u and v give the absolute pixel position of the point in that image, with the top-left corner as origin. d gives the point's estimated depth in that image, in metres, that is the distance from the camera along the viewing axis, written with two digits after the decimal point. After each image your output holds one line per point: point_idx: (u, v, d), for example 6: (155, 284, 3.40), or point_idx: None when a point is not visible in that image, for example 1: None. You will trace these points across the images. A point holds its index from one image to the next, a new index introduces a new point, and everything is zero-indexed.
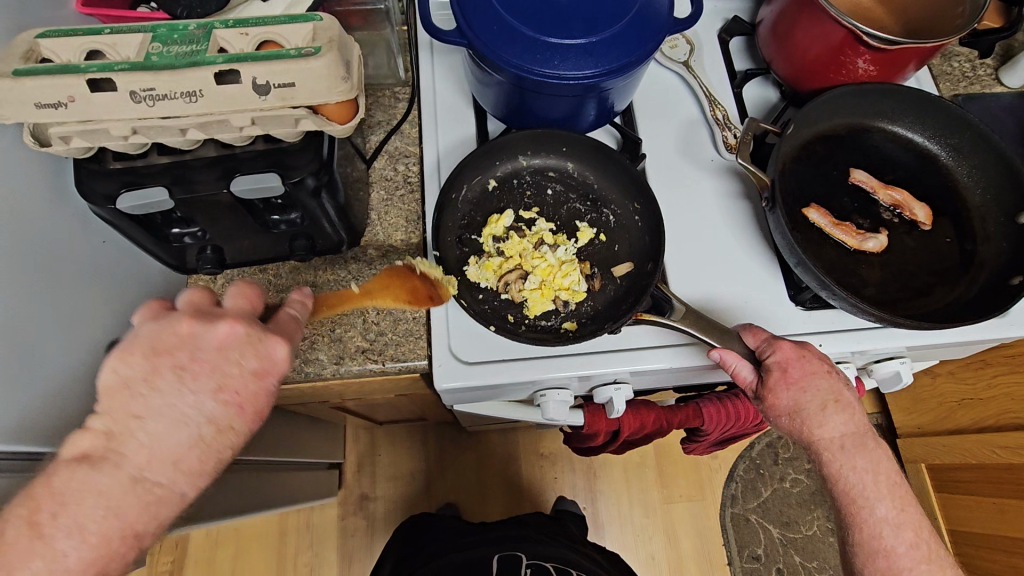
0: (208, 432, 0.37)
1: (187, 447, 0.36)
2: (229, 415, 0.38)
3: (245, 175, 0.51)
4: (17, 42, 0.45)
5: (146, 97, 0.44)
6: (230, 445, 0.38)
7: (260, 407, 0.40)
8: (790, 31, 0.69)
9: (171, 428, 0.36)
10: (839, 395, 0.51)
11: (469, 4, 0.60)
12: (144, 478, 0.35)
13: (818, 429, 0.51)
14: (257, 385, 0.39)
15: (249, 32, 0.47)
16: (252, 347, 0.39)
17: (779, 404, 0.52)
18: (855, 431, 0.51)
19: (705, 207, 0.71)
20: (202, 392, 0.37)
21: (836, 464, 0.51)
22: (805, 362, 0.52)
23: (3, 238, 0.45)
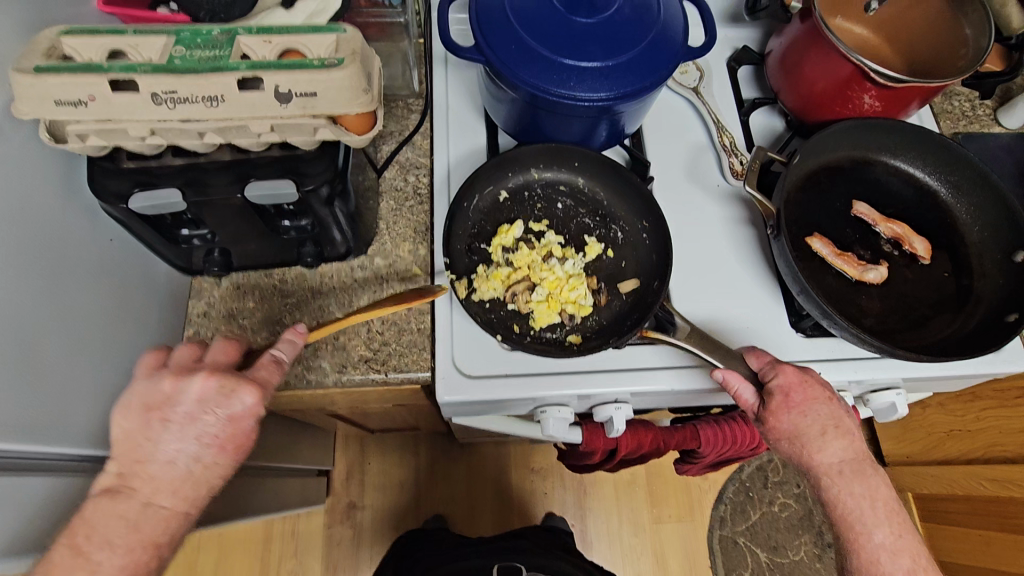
0: (198, 469, 0.45)
1: (181, 480, 0.44)
2: (212, 453, 0.45)
3: (259, 180, 0.52)
4: (41, 39, 0.45)
5: (168, 100, 0.44)
6: (216, 474, 0.46)
7: (241, 443, 0.47)
8: (798, 63, 0.71)
9: (165, 470, 0.44)
10: (840, 421, 0.52)
11: (488, 22, 0.61)
12: (153, 503, 0.43)
13: (817, 454, 0.51)
14: (232, 428, 0.46)
15: (272, 40, 0.48)
16: (223, 395, 0.45)
17: (778, 427, 0.52)
18: (854, 458, 0.51)
19: (709, 231, 0.72)
20: (186, 438, 0.44)
21: (835, 489, 0.51)
22: (807, 388, 0.52)
23: (12, 234, 0.44)
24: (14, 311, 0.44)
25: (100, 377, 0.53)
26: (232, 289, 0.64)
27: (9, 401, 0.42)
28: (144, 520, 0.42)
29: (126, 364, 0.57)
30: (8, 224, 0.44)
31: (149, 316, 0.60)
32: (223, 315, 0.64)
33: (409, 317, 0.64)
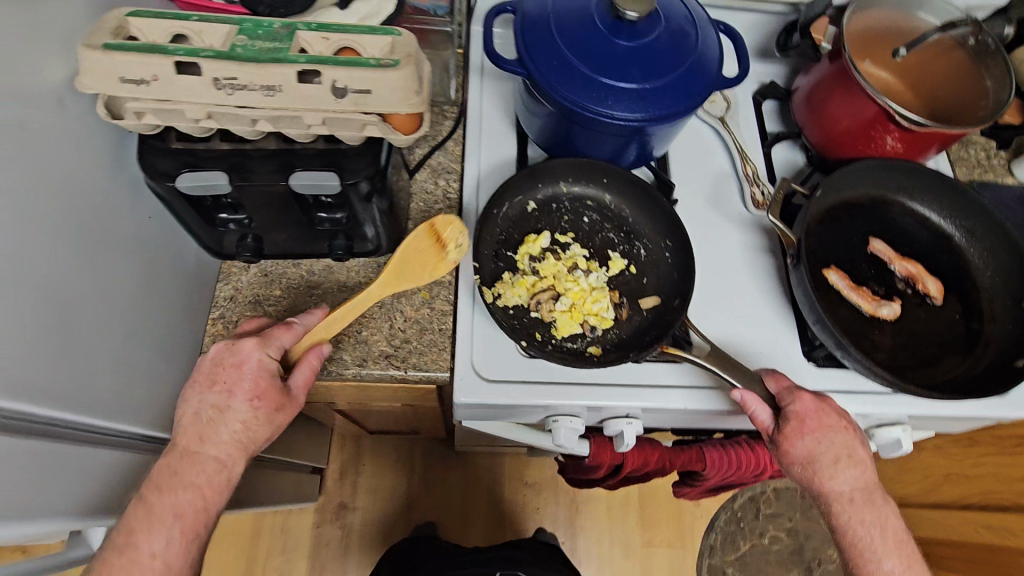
0: (217, 411, 0.52)
1: (205, 425, 0.52)
2: (225, 398, 0.52)
3: (304, 170, 0.53)
4: (109, 18, 0.47)
5: (227, 86, 0.45)
6: (237, 417, 0.52)
7: (257, 388, 0.53)
8: (824, 102, 0.73)
9: (192, 420, 0.52)
10: (853, 451, 0.53)
11: (532, 38, 0.63)
12: (189, 451, 0.51)
13: (829, 481, 0.53)
14: (239, 371, 0.53)
15: (330, 37, 0.49)
16: (230, 348, 0.54)
17: (793, 452, 0.53)
18: (864, 487, 0.53)
19: (729, 256, 0.73)
20: (203, 389, 0.53)
21: (845, 516, 0.53)
22: (823, 416, 0.54)
23: (61, 203, 0.45)
24: (55, 278, 0.45)
25: (127, 350, 0.53)
26: (261, 275, 0.66)
27: (43, 365, 0.43)
28: (180, 464, 0.51)
29: (153, 341, 0.57)
30: (59, 195, 0.45)
31: (178, 296, 0.61)
32: (249, 300, 0.65)
33: (432, 317, 0.65)
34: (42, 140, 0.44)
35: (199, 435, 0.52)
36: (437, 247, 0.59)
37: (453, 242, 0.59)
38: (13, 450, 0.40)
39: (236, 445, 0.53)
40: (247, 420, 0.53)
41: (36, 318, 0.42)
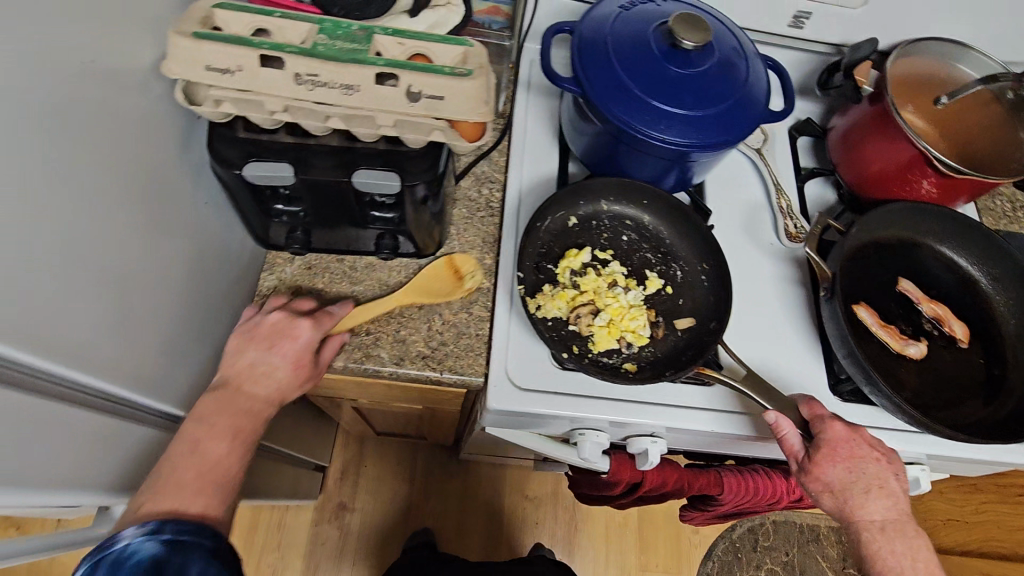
0: (269, 368, 0.56)
1: (255, 375, 0.56)
2: (281, 361, 0.57)
3: (366, 168, 0.54)
4: (195, 9, 0.48)
5: (308, 81, 0.47)
6: (283, 382, 0.57)
7: (304, 360, 0.58)
8: (862, 143, 0.75)
9: (248, 368, 0.56)
10: (884, 481, 0.54)
11: (590, 59, 0.64)
12: (238, 393, 0.54)
13: (860, 509, 0.54)
14: (293, 343, 0.58)
15: (404, 43, 0.51)
16: (289, 322, 0.58)
17: (823, 482, 0.54)
18: (895, 516, 0.54)
19: (761, 286, 0.75)
20: (263, 350, 0.57)
21: (875, 543, 0.54)
22: (854, 445, 0.55)
23: (129, 180, 0.47)
24: (115, 252, 0.46)
25: (172, 330, 0.54)
26: (304, 268, 0.67)
27: (93, 336, 0.44)
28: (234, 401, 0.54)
29: (194, 323, 0.58)
30: (124, 170, 0.46)
31: (221, 281, 0.62)
32: (291, 292, 0.66)
33: (469, 322, 0.66)
34: (119, 117, 0.45)
35: (252, 378, 0.55)
36: (456, 278, 0.67)
37: (469, 272, 0.68)
38: (54, 414, 0.41)
39: (277, 393, 0.56)
40: (285, 382, 0.57)
41: (94, 289, 0.43)
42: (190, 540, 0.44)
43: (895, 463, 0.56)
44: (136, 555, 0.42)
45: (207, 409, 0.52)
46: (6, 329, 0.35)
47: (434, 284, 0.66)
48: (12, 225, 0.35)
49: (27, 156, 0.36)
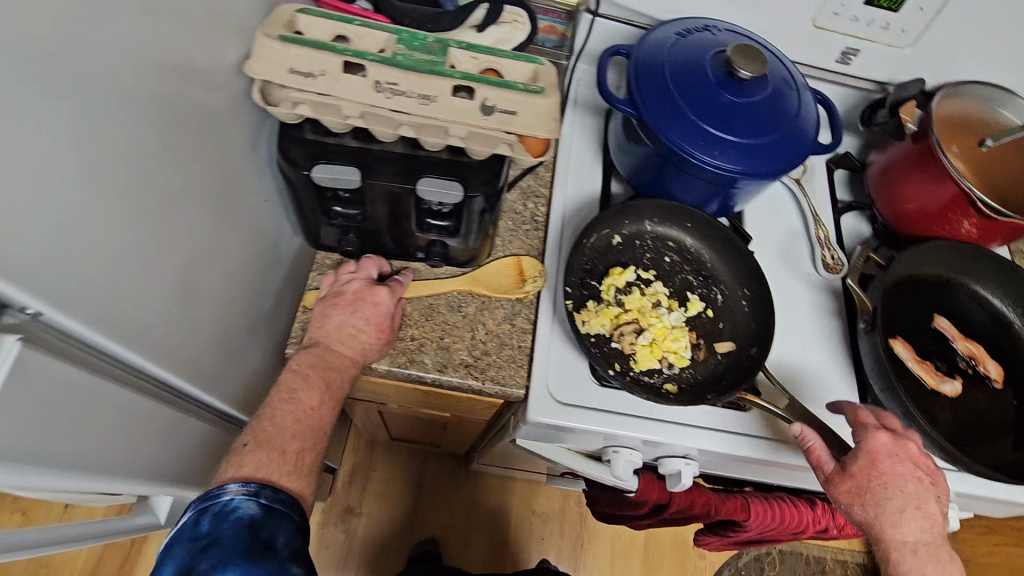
0: (353, 329, 0.60)
1: (343, 336, 0.60)
2: (363, 323, 0.60)
3: (430, 177, 0.55)
4: (281, 13, 0.50)
5: (387, 90, 0.48)
6: (366, 342, 0.60)
7: (385, 323, 0.61)
8: (901, 180, 0.76)
9: (336, 330, 0.60)
10: (923, 503, 0.54)
11: (645, 82, 0.66)
12: (328, 353, 0.59)
13: (891, 528, 0.54)
14: (376, 307, 0.61)
15: (478, 57, 0.52)
16: (370, 288, 0.62)
17: (854, 496, 0.54)
18: (930, 542, 0.54)
19: (798, 314, 0.75)
20: (347, 313, 0.60)
21: (905, 567, 0.53)
22: (896, 461, 0.55)
23: (204, 173, 0.48)
24: (187, 243, 0.46)
25: (225, 323, 0.55)
26: None
27: (158, 325, 0.44)
28: (326, 359, 0.58)
29: (244, 318, 0.59)
30: (202, 166, 0.47)
31: (270, 278, 0.62)
32: None
33: (512, 333, 0.66)
34: (202, 114, 0.46)
35: (338, 338, 0.59)
36: (518, 279, 0.68)
37: (532, 277, 0.68)
38: (110, 398, 0.41)
39: (359, 355, 0.60)
40: (368, 346, 0.60)
41: (167, 278, 0.44)
42: (280, 508, 0.48)
43: (942, 488, 0.55)
44: (237, 512, 0.46)
45: (306, 359, 0.57)
46: (91, 313, 0.36)
47: (498, 281, 0.68)
48: (110, 219, 0.37)
49: (128, 154, 0.38)
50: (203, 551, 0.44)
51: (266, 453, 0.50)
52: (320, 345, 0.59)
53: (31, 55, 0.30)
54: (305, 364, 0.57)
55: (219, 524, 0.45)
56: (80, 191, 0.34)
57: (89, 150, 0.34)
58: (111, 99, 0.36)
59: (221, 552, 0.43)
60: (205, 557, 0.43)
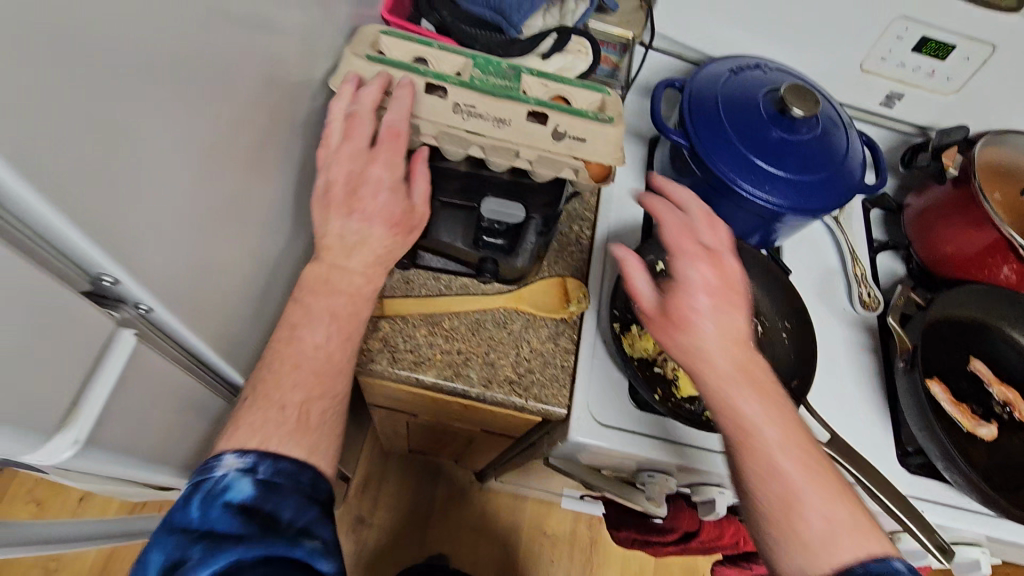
0: (357, 236, 0.51)
1: (346, 244, 0.50)
2: (370, 224, 0.51)
3: (494, 197, 0.57)
4: (366, 33, 0.54)
5: (465, 111, 0.50)
6: (374, 245, 0.51)
7: (394, 213, 0.52)
8: (939, 222, 0.77)
9: (338, 233, 0.50)
10: (738, 336, 0.49)
11: (699, 115, 0.68)
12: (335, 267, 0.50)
13: (710, 361, 0.48)
14: (373, 201, 0.51)
15: (549, 84, 0.54)
16: (361, 171, 0.50)
17: (680, 326, 0.48)
18: (753, 383, 0.48)
19: (837, 351, 0.76)
20: (343, 216, 0.50)
21: (752, 424, 0.46)
22: (716, 286, 0.50)
23: (279, 178, 0.49)
24: (257, 244, 0.47)
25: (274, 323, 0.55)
26: (402, 281, 0.68)
27: (228, 321, 0.45)
28: (328, 282, 0.50)
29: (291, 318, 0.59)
30: (277, 169, 0.48)
31: None
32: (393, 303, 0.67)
33: (555, 352, 0.67)
34: (283, 120, 0.47)
35: (343, 248, 0.50)
36: (562, 299, 0.69)
37: (576, 297, 0.69)
38: (169, 384, 0.41)
39: (374, 261, 0.51)
40: (387, 246, 0.52)
41: (241, 275, 0.45)
42: (283, 483, 0.41)
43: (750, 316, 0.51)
44: (228, 493, 0.39)
45: (310, 284, 0.49)
46: (185, 310, 0.38)
47: (542, 301, 0.69)
48: (207, 221, 0.38)
49: (229, 158, 0.40)
50: (192, 544, 0.37)
51: (263, 412, 0.44)
52: (324, 260, 0.50)
53: (168, 63, 0.31)
54: (308, 292, 0.49)
55: (208, 509, 0.38)
56: (200, 196, 0.37)
57: (210, 159, 0.37)
58: (227, 111, 0.38)
59: (215, 538, 0.37)
60: (196, 547, 0.37)
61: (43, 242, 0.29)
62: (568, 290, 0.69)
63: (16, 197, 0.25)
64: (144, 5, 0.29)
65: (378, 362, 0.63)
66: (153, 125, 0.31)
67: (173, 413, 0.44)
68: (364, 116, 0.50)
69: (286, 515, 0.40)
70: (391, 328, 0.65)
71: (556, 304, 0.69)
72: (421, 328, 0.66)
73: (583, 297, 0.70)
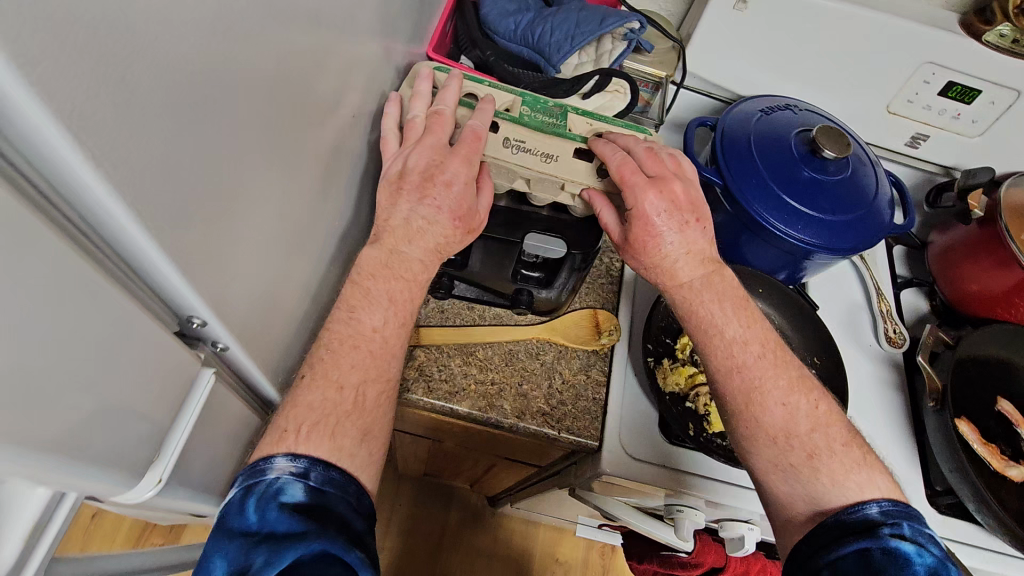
0: (423, 223, 0.50)
1: (413, 233, 0.50)
2: (434, 214, 0.50)
3: (534, 233, 0.58)
4: (421, 68, 0.58)
5: (514, 146, 0.54)
6: (438, 234, 0.51)
7: (458, 210, 0.51)
8: (964, 261, 0.78)
9: (405, 224, 0.50)
10: (694, 250, 0.55)
11: (732, 153, 0.69)
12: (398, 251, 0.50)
13: (676, 282, 0.54)
14: (445, 189, 0.50)
15: (592, 123, 0.59)
16: (437, 161, 0.51)
17: (649, 246, 0.54)
18: (713, 294, 0.54)
19: (864, 387, 0.76)
20: (415, 200, 0.50)
21: (714, 337, 0.53)
22: (672, 206, 0.54)
23: (332, 209, 0.50)
24: (309, 274, 0.48)
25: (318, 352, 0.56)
26: (438, 311, 0.69)
27: (279, 350, 0.46)
28: (391, 264, 0.50)
29: None
30: (331, 202, 0.49)
31: None
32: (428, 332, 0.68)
33: (587, 384, 0.67)
34: (339, 154, 0.49)
35: (404, 233, 0.50)
36: (593, 331, 0.70)
37: (607, 330, 0.70)
38: (231, 416, 0.42)
39: (434, 250, 0.51)
40: (446, 237, 0.51)
41: (293, 305, 0.46)
42: (333, 492, 0.41)
43: (708, 228, 0.56)
44: (285, 494, 0.39)
45: (371, 268, 0.49)
46: (249, 342, 0.39)
47: (574, 332, 0.70)
48: (273, 255, 0.39)
49: (296, 194, 0.41)
50: (255, 546, 0.37)
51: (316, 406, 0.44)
52: (384, 245, 0.50)
53: (259, 110, 0.33)
54: (368, 275, 0.49)
55: (265, 513, 0.38)
56: (269, 228, 0.38)
57: (282, 197, 0.39)
58: (299, 155, 0.40)
59: (276, 540, 0.37)
60: (258, 551, 0.37)
61: (145, 285, 0.30)
62: (600, 322, 0.70)
63: (135, 245, 0.27)
64: (250, 59, 0.30)
65: (414, 391, 0.64)
66: (243, 171, 0.33)
67: (231, 444, 0.45)
68: (449, 114, 0.54)
69: (337, 520, 0.40)
70: (427, 357, 0.66)
71: (587, 336, 0.70)
72: (455, 357, 0.66)
73: (615, 331, 0.70)
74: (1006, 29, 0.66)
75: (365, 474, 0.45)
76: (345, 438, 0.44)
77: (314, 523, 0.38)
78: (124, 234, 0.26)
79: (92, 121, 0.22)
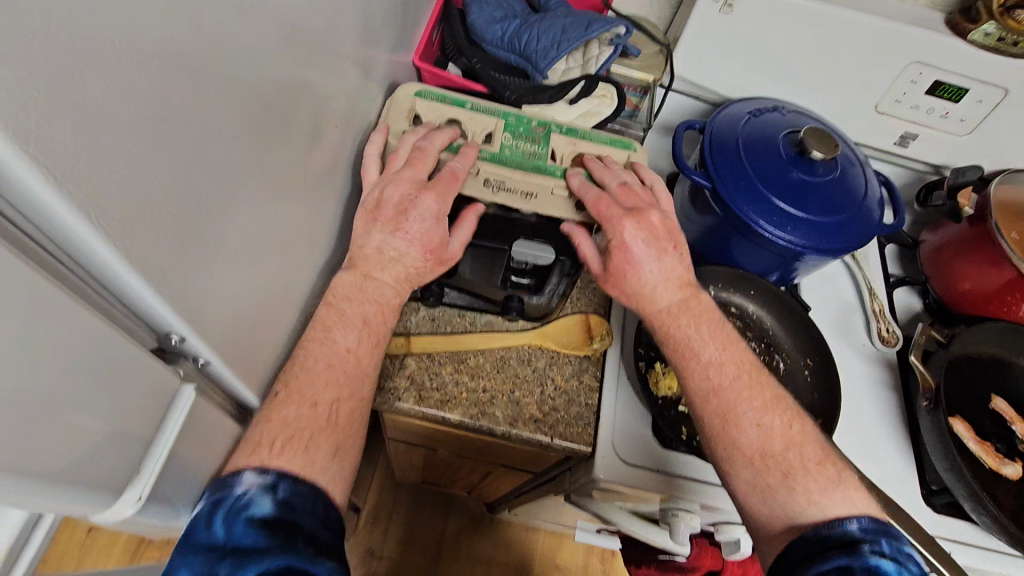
0: (396, 254, 0.51)
1: (386, 265, 0.51)
2: (408, 248, 0.51)
3: (524, 241, 0.58)
4: (404, 96, 0.59)
5: (495, 185, 0.56)
6: (407, 264, 0.51)
7: (432, 248, 0.52)
8: (954, 259, 0.78)
9: (378, 256, 0.51)
10: (673, 275, 0.55)
11: (721, 156, 0.70)
12: (371, 276, 0.51)
13: (654, 306, 0.55)
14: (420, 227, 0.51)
15: (575, 142, 0.60)
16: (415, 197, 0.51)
17: (628, 273, 0.54)
18: (692, 317, 0.54)
19: (858, 387, 0.76)
20: (388, 232, 0.51)
21: (687, 360, 0.53)
22: (649, 235, 0.54)
23: (316, 219, 0.50)
24: (296, 284, 0.48)
25: None
26: (428, 319, 0.69)
27: (264, 362, 0.45)
28: (365, 288, 0.50)
29: None
30: (316, 211, 0.49)
31: None
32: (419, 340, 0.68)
33: (579, 391, 0.67)
34: (323, 164, 0.48)
35: (374, 258, 0.51)
36: (585, 336, 0.70)
37: (599, 335, 0.70)
38: (217, 430, 0.42)
39: (415, 266, 0.51)
40: (417, 269, 0.52)
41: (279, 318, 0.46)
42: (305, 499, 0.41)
43: (686, 255, 0.56)
44: (251, 507, 0.38)
45: (345, 291, 0.50)
46: (230, 357, 0.38)
47: (566, 338, 0.69)
48: (254, 268, 0.39)
49: (277, 203, 0.41)
50: (220, 560, 0.37)
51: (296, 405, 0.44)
52: (359, 271, 0.51)
53: (235, 123, 0.33)
54: (343, 297, 0.49)
55: (232, 526, 0.38)
56: (250, 241, 0.38)
57: (261, 212, 0.38)
58: (280, 170, 0.40)
59: (240, 554, 0.37)
60: (223, 564, 0.37)
61: (117, 301, 0.30)
62: (592, 327, 0.70)
63: (105, 263, 0.26)
64: (224, 72, 0.30)
65: (405, 401, 0.63)
66: (220, 187, 0.33)
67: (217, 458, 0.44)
68: (431, 150, 0.54)
69: (308, 528, 0.40)
70: (418, 365, 0.66)
71: (578, 342, 0.69)
72: (447, 366, 0.66)
73: (606, 336, 0.70)
74: (992, 28, 0.66)
75: (338, 482, 0.45)
76: (318, 448, 0.44)
77: (279, 538, 0.38)
78: (93, 253, 0.26)
79: (56, 141, 0.21)
